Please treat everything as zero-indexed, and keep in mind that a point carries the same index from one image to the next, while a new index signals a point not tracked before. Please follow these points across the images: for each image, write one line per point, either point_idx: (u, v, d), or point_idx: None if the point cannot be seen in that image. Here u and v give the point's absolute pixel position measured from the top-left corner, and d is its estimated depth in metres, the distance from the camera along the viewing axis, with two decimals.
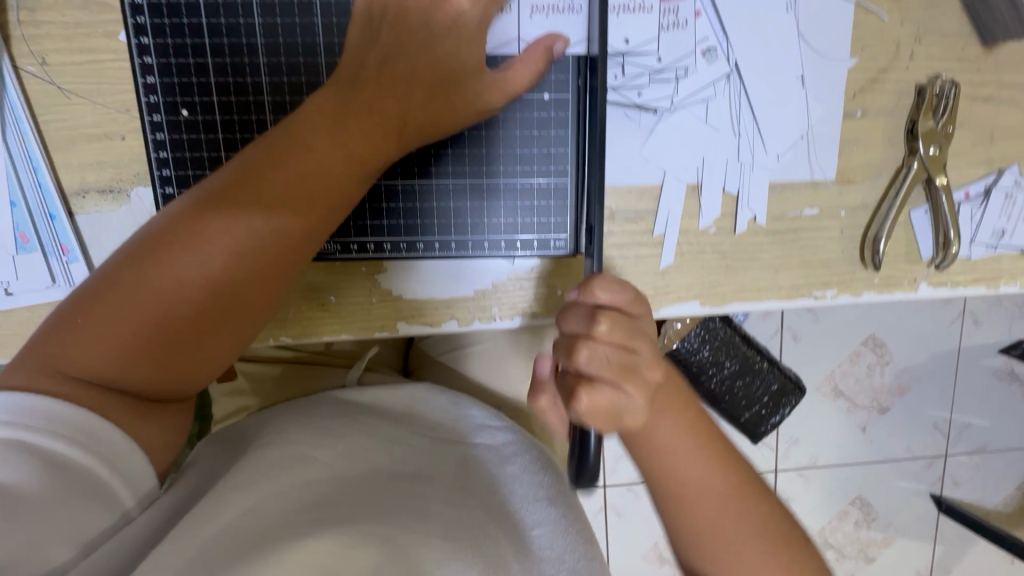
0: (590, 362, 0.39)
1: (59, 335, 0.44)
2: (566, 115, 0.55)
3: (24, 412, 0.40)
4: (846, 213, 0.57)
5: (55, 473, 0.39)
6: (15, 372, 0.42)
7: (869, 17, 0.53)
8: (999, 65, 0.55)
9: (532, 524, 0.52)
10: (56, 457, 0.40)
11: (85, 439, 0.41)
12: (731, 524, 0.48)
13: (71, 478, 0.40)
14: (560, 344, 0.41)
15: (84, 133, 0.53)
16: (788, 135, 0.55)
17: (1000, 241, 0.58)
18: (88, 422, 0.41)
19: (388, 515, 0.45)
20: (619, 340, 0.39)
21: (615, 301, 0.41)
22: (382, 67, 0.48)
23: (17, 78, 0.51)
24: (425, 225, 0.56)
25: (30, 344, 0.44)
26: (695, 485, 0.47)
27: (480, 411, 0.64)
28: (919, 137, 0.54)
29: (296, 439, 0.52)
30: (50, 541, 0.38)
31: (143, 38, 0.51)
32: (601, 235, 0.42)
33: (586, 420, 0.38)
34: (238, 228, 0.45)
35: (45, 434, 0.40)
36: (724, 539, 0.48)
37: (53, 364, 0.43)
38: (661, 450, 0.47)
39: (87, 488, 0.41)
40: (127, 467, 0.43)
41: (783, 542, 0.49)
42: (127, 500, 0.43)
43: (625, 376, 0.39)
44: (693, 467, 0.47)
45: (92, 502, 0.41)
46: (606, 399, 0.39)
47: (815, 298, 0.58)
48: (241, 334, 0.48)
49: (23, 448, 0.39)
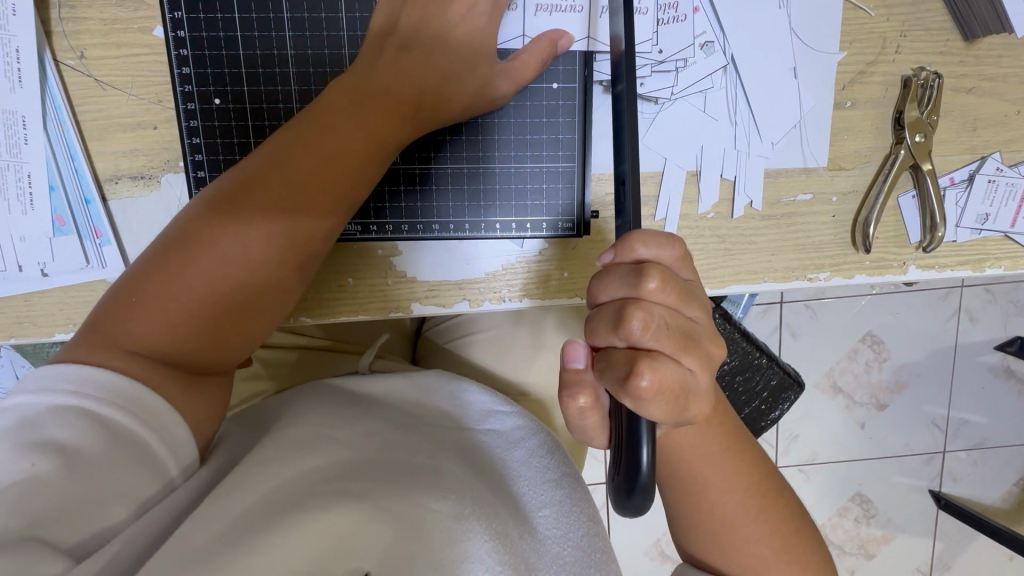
0: (646, 330, 0.39)
1: (109, 315, 0.47)
2: (574, 103, 0.58)
3: (83, 383, 0.43)
4: (838, 199, 0.60)
5: (107, 436, 0.42)
6: (72, 351, 0.46)
7: (857, 13, 0.57)
8: (980, 58, 0.58)
9: (539, 506, 0.54)
10: (110, 423, 0.42)
11: (135, 408, 0.43)
12: (734, 502, 0.50)
13: (121, 443, 0.42)
14: (608, 315, 0.41)
15: (118, 123, 0.56)
16: (782, 125, 0.58)
17: (984, 225, 0.61)
18: (139, 393, 0.44)
19: (407, 490, 0.48)
20: (671, 301, 0.40)
21: (658, 257, 0.42)
22: (401, 54, 0.52)
23: (57, 71, 0.54)
24: (440, 208, 0.59)
25: (82, 328, 0.48)
26: (708, 469, 0.50)
27: (486, 396, 0.67)
28: (906, 127, 0.57)
29: (316, 421, 0.55)
30: (105, 501, 0.40)
31: (178, 32, 0.54)
32: (635, 192, 0.42)
33: (654, 400, 0.37)
34: (272, 204, 0.48)
35: (100, 401, 0.43)
36: (717, 514, 0.50)
37: (107, 341, 0.46)
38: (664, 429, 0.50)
39: (136, 453, 0.43)
40: (173, 437, 0.45)
41: (779, 517, 0.51)
42: (172, 469, 0.45)
43: (683, 345, 0.40)
44: (704, 455, 0.49)
45: (140, 466, 0.43)
46: (672, 373, 0.38)
47: (809, 281, 0.61)
48: (278, 306, 0.51)
49: (82, 413, 0.42)
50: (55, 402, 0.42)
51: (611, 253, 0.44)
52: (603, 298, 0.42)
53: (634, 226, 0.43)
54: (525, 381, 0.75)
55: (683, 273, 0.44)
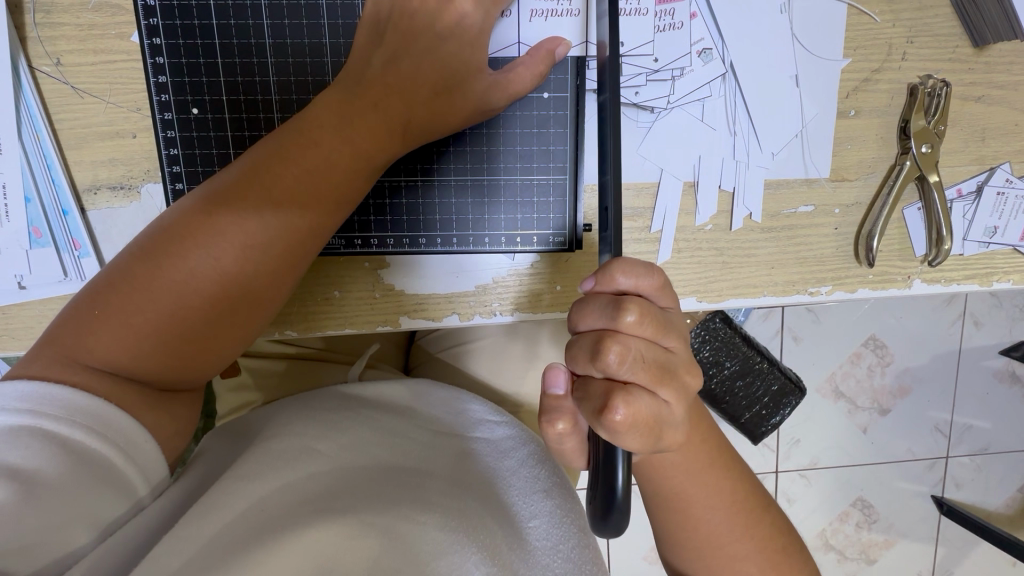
0: (622, 363, 0.38)
1: (74, 327, 0.45)
2: (565, 113, 0.56)
3: (44, 401, 0.41)
4: (841, 211, 0.58)
5: (72, 459, 0.40)
6: (32, 363, 0.44)
7: (862, 19, 0.55)
8: (990, 65, 0.56)
9: (529, 516, 0.52)
10: (74, 444, 0.41)
11: (102, 427, 0.42)
12: (721, 520, 0.48)
13: (87, 464, 0.41)
14: (585, 345, 0.40)
15: (96, 131, 0.54)
16: (782, 134, 0.56)
17: (993, 238, 0.59)
18: (105, 412, 0.43)
19: (391, 505, 0.46)
20: (648, 334, 0.40)
21: (636, 287, 0.41)
22: (389, 66, 0.50)
23: (32, 78, 0.53)
24: (427, 221, 0.57)
25: (45, 335, 0.46)
26: (689, 485, 0.48)
27: (480, 405, 0.65)
28: (911, 136, 0.55)
29: (300, 431, 0.54)
30: (69, 525, 0.39)
31: (155, 39, 0.53)
32: (616, 222, 0.40)
33: (628, 432, 0.37)
34: (246, 221, 0.46)
35: (62, 421, 0.41)
36: (710, 539, 0.49)
37: (70, 355, 0.44)
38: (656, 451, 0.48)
39: (102, 474, 0.41)
40: (142, 456, 0.44)
41: (768, 534, 0.50)
42: (142, 488, 0.44)
43: (659, 378, 0.39)
44: (687, 469, 0.47)
45: (108, 487, 0.42)
46: (647, 407, 0.38)
47: (810, 294, 0.59)
48: (250, 326, 0.49)
49: (42, 435, 0.40)
50: (10, 422, 0.40)
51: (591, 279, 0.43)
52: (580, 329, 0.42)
53: (615, 253, 0.41)
54: (517, 394, 0.73)
55: (663, 301, 0.43)
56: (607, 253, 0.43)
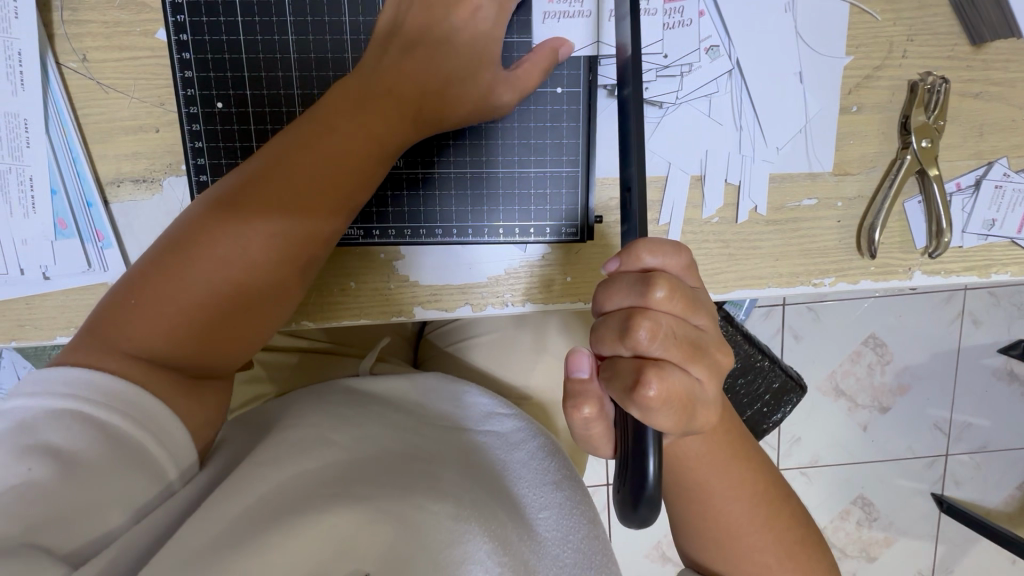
0: (652, 340, 0.39)
1: (110, 316, 0.47)
2: (578, 108, 0.57)
3: (82, 385, 0.43)
4: (843, 205, 0.59)
5: (110, 443, 0.42)
6: (73, 350, 0.45)
7: (864, 17, 0.56)
8: (987, 63, 0.58)
9: (538, 508, 0.53)
10: (110, 428, 0.42)
11: (135, 412, 0.43)
12: (740, 511, 0.50)
13: (121, 448, 0.42)
14: (613, 324, 0.41)
15: (120, 125, 0.56)
16: (786, 129, 0.58)
17: (991, 231, 0.61)
18: (138, 398, 0.44)
19: (406, 493, 0.48)
20: (679, 310, 0.40)
21: (664, 265, 0.42)
22: (404, 54, 0.50)
23: (60, 74, 0.54)
24: (442, 212, 0.59)
25: (84, 325, 0.47)
26: (711, 477, 0.49)
27: (487, 398, 0.67)
28: (911, 132, 0.57)
29: (317, 422, 0.55)
30: (106, 506, 0.40)
31: (180, 35, 0.54)
32: (642, 199, 0.42)
33: (662, 409, 0.38)
34: (269, 209, 0.48)
35: (100, 405, 0.42)
36: (741, 540, 0.50)
37: (107, 343, 0.46)
38: (691, 457, 0.48)
39: (137, 458, 0.43)
40: (173, 442, 0.45)
41: (782, 525, 0.51)
42: (172, 471, 0.45)
43: (691, 354, 0.40)
44: (711, 461, 0.49)
45: (140, 472, 0.43)
46: (679, 382, 0.38)
47: (814, 286, 0.61)
48: (276, 312, 0.50)
49: (80, 418, 0.42)
50: (53, 404, 0.42)
51: (615, 259, 0.43)
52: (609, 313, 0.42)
53: (640, 235, 0.43)
54: (526, 386, 0.74)
55: (689, 281, 0.44)
56: (631, 237, 0.44)
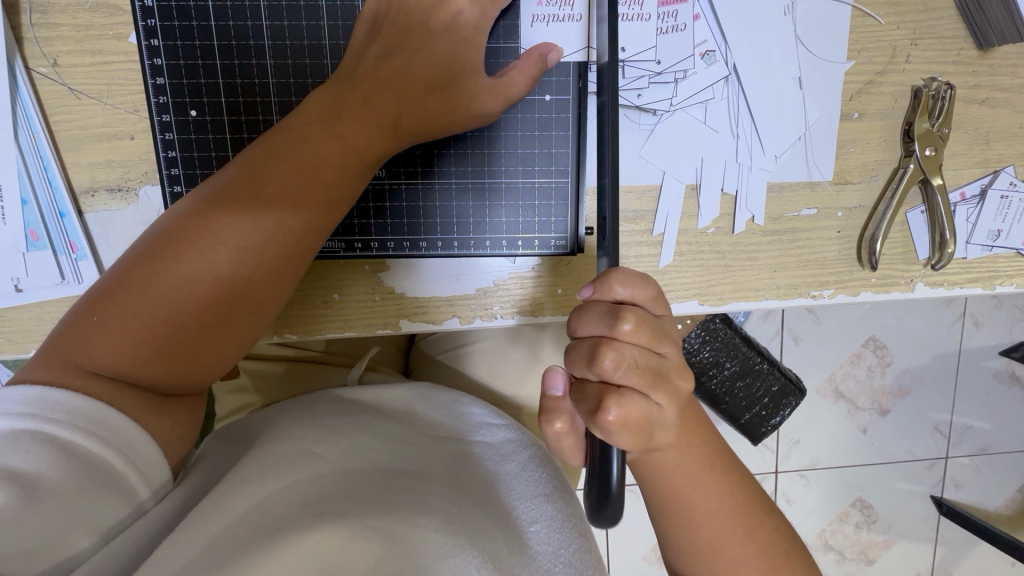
0: (617, 368, 0.40)
1: (74, 331, 0.45)
2: (567, 116, 0.55)
3: (43, 404, 0.41)
4: (843, 214, 0.57)
5: (74, 464, 0.40)
6: (35, 368, 0.44)
7: (866, 20, 0.54)
8: (994, 68, 0.55)
9: (530, 520, 0.51)
10: (73, 449, 0.40)
11: (101, 431, 0.42)
12: (720, 523, 0.48)
13: (87, 469, 0.40)
14: (582, 350, 0.42)
15: (93, 133, 0.54)
16: (786, 137, 0.56)
17: (996, 242, 0.59)
18: (104, 415, 0.42)
19: (391, 508, 0.46)
20: (644, 342, 0.41)
21: (633, 297, 0.42)
22: (381, 63, 0.48)
23: (29, 79, 0.52)
24: (427, 224, 0.57)
25: (48, 341, 0.46)
26: (687, 486, 0.48)
27: (481, 408, 0.65)
28: (914, 139, 0.55)
29: (300, 435, 0.53)
30: (71, 530, 0.39)
31: (152, 40, 0.52)
32: (614, 230, 0.42)
33: (620, 432, 0.39)
34: (238, 225, 0.46)
35: (64, 425, 0.41)
36: (722, 554, 0.48)
37: (70, 360, 0.44)
38: (665, 468, 0.47)
39: (105, 479, 0.41)
40: (143, 460, 0.43)
41: (764, 538, 0.49)
42: (142, 492, 0.43)
43: (653, 383, 0.40)
44: (687, 471, 0.48)
45: (110, 492, 0.41)
46: (639, 408, 0.39)
47: (812, 298, 0.59)
48: (247, 329, 0.48)
49: (42, 439, 0.40)
50: (12, 425, 0.40)
51: (589, 287, 0.44)
52: (578, 340, 0.43)
53: (613, 261, 0.42)
54: (517, 397, 0.73)
55: (658, 310, 0.44)
56: (605, 259, 0.44)
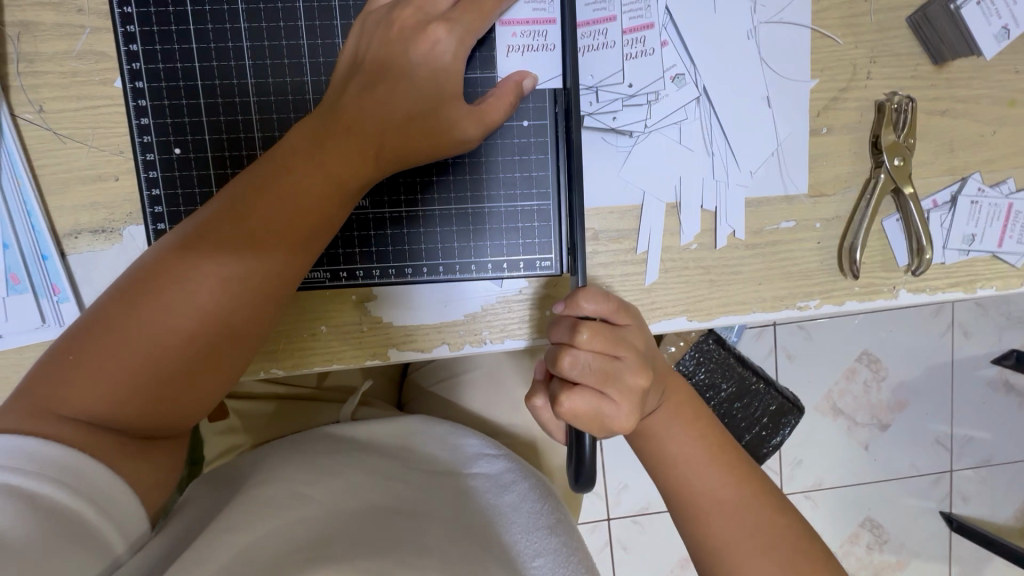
0: (572, 368, 0.42)
1: (49, 375, 0.44)
2: (546, 140, 0.57)
3: (13, 455, 0.39)
4: (821, 225, 0.59)
5: (43, 516, 0.38)
6: (5, 416, 0.42)
7: (826, 41, 0.57)
8: (951, 81, 0.57)
9: (532, 555, 0.52)
10: (43, 501, 0.39)
11: (75, 481, 0.40)
12: (731, 512, 0.47)
13: (58, 521, 0.39)
14: (547, 351, 0.44)
15: (77, 175, 0.54)
16: (758, 153, 0.57)
17: (972, 246, 0.60)
18: (78, 463, 0.41)
19: (387, 550, 0.45)
20: (600, 348, 0.42)
21: (597, 310, 0.43)
22: (362, 94, 0.49)
23: (14, 126, 0.53)
24: (412, 250, 0.57)
25: (21, 386, 0.44)
26: (693, 475, 0.48)
27: (477, 440, 0.63)
28: (883, 150, 0.57)
29: (289, 476, 0.51)
30: None
31: (137, 83, 0.53)
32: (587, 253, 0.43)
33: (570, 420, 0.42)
34: (220, 259, 0.45)
35: (33, 477, 0.39)
36: (739, 546, 0.46)
37: (44, 405, 0.43)
38: (669, 457, 0.49)
39: (77, 531, 0.39)
40: (118, 509, 0.42)
41: (781, 532, 0.46)
42: (117, 543, 0.41)
43: (607, 383, 0.42)
44: (690, 458, 0.49)
45: (79, 545, 0.39)
46: (588, 402, 0.42)
47: (799, 309, 0.60)
48: (230, 365, 0.47)
49: (10, 492, 0.38)
50: None
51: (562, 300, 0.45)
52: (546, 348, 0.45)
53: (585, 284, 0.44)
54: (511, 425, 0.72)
55: (627, 322, 0.45)
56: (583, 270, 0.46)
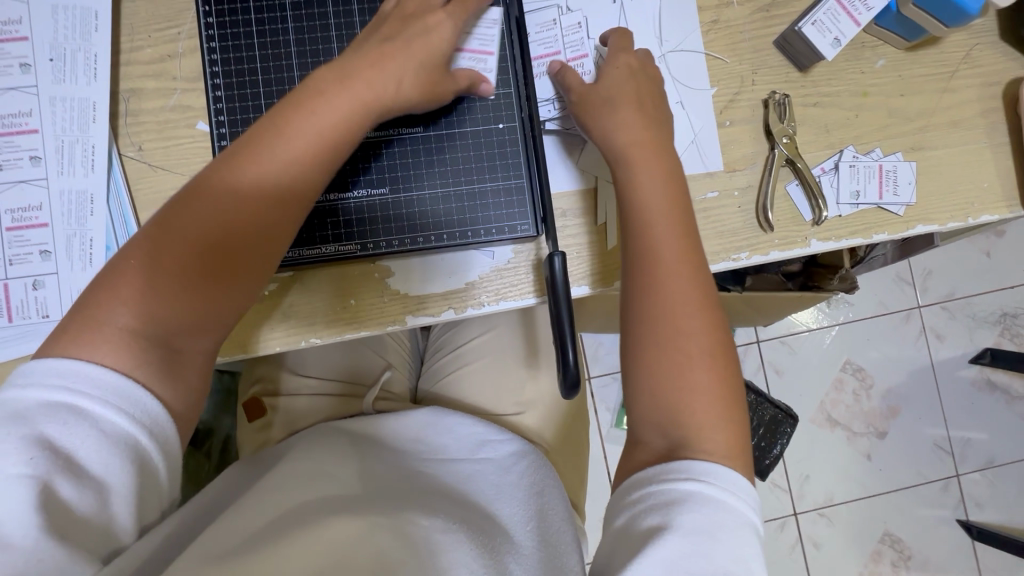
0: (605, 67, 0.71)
1: (104, 288, 0.53)
2: (518, 137, 0.72)
3: (95, 386, 0.49)
4: (739, 193, 0.75)
5: (117, 450, 0.48)
6: (67, 328, 0.52)
7: (717, 61, 0.77)
8: (816, 81, 0.77)
9: (521, 515, 0.69)
10: (116, 432, 0.49)
11: (140, 418, 0.50)
12: (688, 342, 0.59)
13: (128, 455, 0.49)
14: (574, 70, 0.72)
15: (164, 194, 0.71)
16: (681, 142, 0.75)
17: (859, 200, 0.76)
18: (139, 397, 0.50)
19: (398, 513, 0.62)
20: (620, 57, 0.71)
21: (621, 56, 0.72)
22: (372, 47, 0.62)
23: (121, 160, 0.71)
24: (423, 223, 0.70)
25: (78, 303, 0.54)
26: (675, 294, 0.60)
27: (483, 428, 0.82)
28: (773, 133, 0.75)
29: (325, 459, 0.71)
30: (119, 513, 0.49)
31: (220, 118, 0.70)
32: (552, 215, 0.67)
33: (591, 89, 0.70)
34: (247, 180, 0.57)
35: (108, 409, 0.49)
36: (684, 370, 0.58)
37: (98, 314, 0.52)
38: (656, 281, 0.61)
39: (141, 466, 0.50)
40: (168, 447, 0.52)
41: (720, 386, 0.59)
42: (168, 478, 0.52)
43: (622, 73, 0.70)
44: (673, 287, 0.60)
45: (143, 477, 0.50)
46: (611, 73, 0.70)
47: (734, 260, 0.75)
48: (252, 275, 0.58)
49: (90, 422, 0.48)
50: (67, 403, 0.48)
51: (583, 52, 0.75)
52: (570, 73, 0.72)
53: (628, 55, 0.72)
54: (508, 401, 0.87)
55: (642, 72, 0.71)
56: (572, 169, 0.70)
